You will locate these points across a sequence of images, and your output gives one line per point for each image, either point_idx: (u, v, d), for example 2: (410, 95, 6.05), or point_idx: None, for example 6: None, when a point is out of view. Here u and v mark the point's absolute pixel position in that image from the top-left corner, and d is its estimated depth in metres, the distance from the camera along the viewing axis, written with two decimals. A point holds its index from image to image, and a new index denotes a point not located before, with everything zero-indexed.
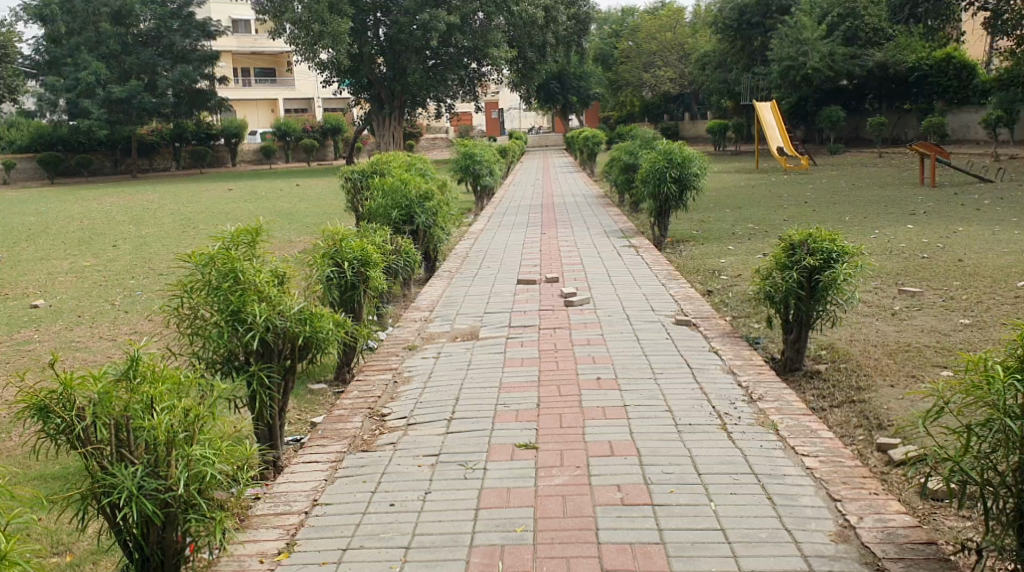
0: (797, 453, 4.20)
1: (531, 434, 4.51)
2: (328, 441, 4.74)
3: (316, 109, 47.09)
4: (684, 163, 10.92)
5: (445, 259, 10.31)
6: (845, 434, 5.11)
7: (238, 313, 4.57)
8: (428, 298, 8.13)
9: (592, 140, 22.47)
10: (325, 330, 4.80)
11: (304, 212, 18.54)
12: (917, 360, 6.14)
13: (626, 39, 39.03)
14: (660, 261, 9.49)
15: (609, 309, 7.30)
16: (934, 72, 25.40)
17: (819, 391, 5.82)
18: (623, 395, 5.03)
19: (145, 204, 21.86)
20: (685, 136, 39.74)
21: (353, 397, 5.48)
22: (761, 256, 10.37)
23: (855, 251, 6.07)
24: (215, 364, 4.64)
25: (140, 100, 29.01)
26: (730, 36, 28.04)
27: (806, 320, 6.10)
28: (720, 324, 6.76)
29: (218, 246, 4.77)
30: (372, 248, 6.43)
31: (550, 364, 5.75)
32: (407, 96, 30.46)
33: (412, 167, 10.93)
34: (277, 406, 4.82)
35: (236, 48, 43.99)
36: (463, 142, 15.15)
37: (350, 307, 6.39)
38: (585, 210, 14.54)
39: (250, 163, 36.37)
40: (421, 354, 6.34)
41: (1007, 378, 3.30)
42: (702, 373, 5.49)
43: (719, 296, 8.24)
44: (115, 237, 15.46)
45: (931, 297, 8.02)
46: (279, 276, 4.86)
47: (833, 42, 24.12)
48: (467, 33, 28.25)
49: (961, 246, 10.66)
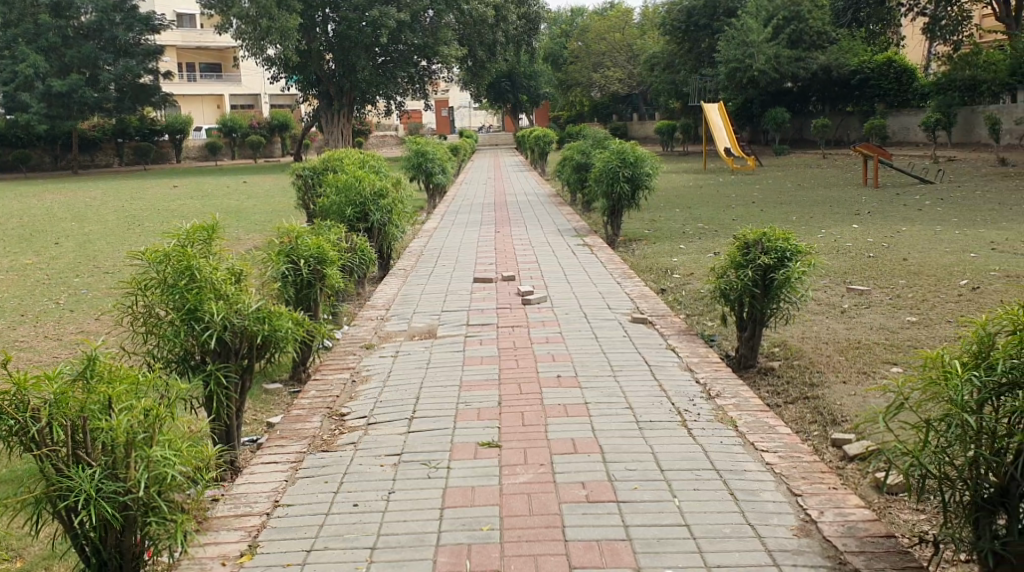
0: (756, 449, 4.25)
1: (493, 433, 4.51)
2: (287, 441, 4.70)
3: (263, 105, 46.66)
4: (637, 162, 11.00)
5: (399, 257, 10.26)
6: (800, 429, 5.18)
7: (195, 311, 4.51)
8: (383, 297, 8.10)
9: (543, 139, 22.54)
10: (284, 328, 4.75)
11: (252, 210, 18.35)
12: (868, 357, 6.24)
13: (575, 39, 39.22)
14: (614, 260, 9.54)
15: (565, 308, 7.32)
16: (876, 75, 25.98)
17: (774, 387, 5.89)
18: (583, 393, 5.06)
19: (88, 201, 21.48)
20: (634, 136, 40.03)
21: (311, 396, 5.44)
22: (712, 254, 10.48)
23: (808, 249, 6.16)
24: (171, 362, 4.57)
25: (81, 94, 28.49)
26: (678, 38, 28.29)
27: (760, 318, 6.18)
28: (675, 323, 6.81)
29: (173, 243, 4.73)
30: (328, 246, 6.38)
31: (510, 362, 5.76)
32: (355, 93, 30.31)
33: (365, 165, 10.88)
34: (235, 406, 4.77)
35: (180, 42, 43.41)
36: (414, 139, 15.11)
37: (305, 306, 6.34)
38: (537, 209, 14.57)
39: (195, 160, 35.92)
40: (378, 353, 6.31)
41: (965, 374, 3.37)
42: (660, 371, 5.53)
43: (673, 294, 8.31)
44: (58, 234, 15.18)
45: (879, 295, 8.16)
46: (236, 274, 4.81)
47: (778, 45, 24.46)
48: (417, 31, 28.18)
49: (905, 245, 10.87)
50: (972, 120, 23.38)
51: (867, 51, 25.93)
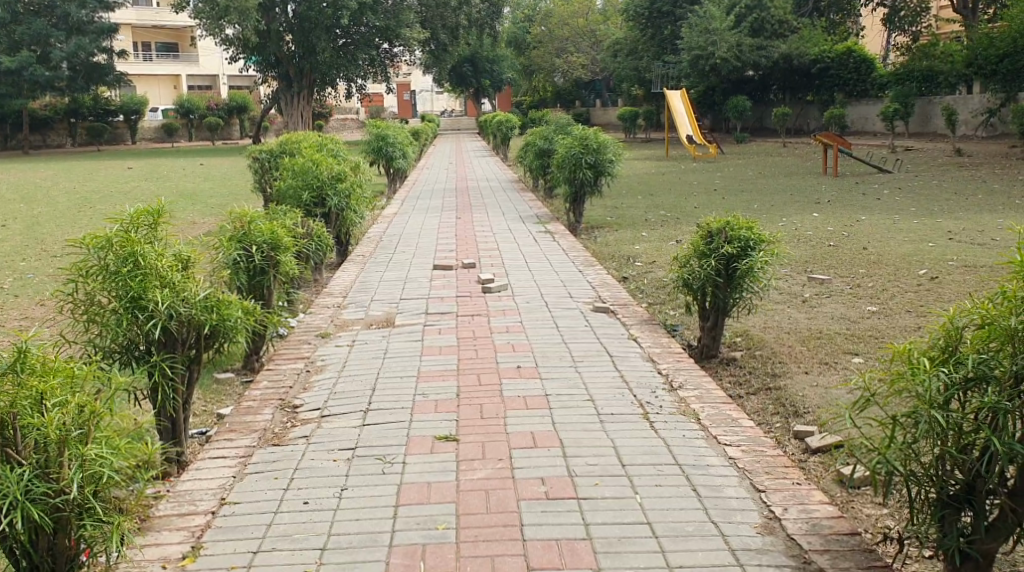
0: (720, 442, 4.15)
1: (451, 426, 4.39)
2: (237, 434, 4.54)
3: (221, 86, 46.04)
4: (599, 149, 10.90)
5: (358, 243, 10.10)
6: (762, 421, 5.09)
7: (139, 299, 4.35)
8: (340, 284, 7.93)
9: (505, 124, 22.42)
10: (233, 318, 4.60)
11: (208, 193, 18.05)
12: (829, 347, 6.17)
13: (538, 24, 39.05)
14: (576, 247, 9.44)
15: (527, 296, 7.21)
16: (836, 65, 25.77)
17: (736, 377, 5.80)
18: (544, 385, 4.95)
19: (39, 182, 21.04)
20: (596, 122, 39.98)
21: (262, 387, 5.26)
22: (674, 242, 10.42)
23: (771, 239, 6.08)
24: (114, 353, 4.41)
25: (31, 72, 27.94)
26: (641, 25, 28.20)
27: (723, 307, 6.09)
28: (637, 312, 6.71)
29: (116, 228, 4.54)
30: (282, 232, 6.20)
31: (470, 352, 5.63)
32: (316, 75, 29.93)
33: (323, 147, 10.68)
34: (182, 398, 4.62)
35: (136, 21, 42.68)
36: (375, 123, 14.91)
37: (258, 295, 6.19)
38: (498, 195, 14.44)
39: (151, 141, 35.36)
40: (334, 342, 6.16)
41: (933, 370, 3.26)
42: (622, 362, 5.43)
43: (636, 282, 8.22)
44: (8, 216, 14.84)
45: (839, 285, 8.12)
46: (183, 260, 4.64)
47: (740, 33, 24.48)
48: (379, 13, 27.89)
49: (866, 234, 10.85)
50: (929, 110, 23.58)
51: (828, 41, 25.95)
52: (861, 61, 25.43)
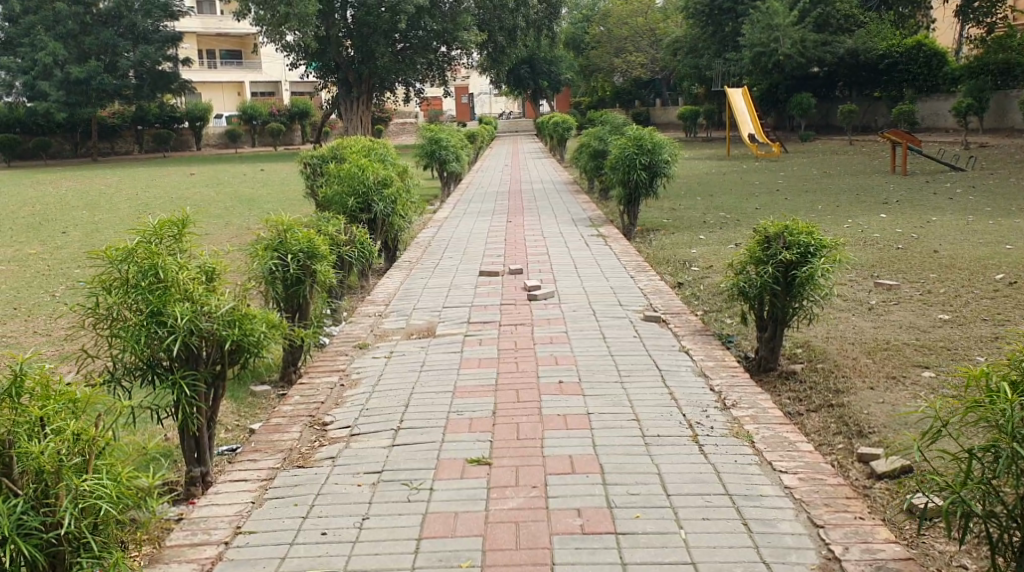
0: (775, 468, 3.82)
1: (484, 447, 4.12)
2: (261, 454, 4.28)
3: (283, 92, 46.38)
4: (655, 149, 10.53)
5: (406, 248, 9.89)
6: (824, 441, 4.77)
7: (158, 313, 4.12)
8: (384, 291, 7.71)
9: (562, 125, 22.14)
10: (257, 333, 4.32)
11: (264, 198, 18.03)
12: (898, 359, 5.82)
13: (597, 24, 38.61)
14: (629, 252, 9.13)
15: (574, 304, 6.91)
16: (905, 59, 25.13)
17: (795, 393, 5.48)
18: (586, 402, 4.66)
19: (103, 189, 21.26)
20: (657, 122, 39.45)
21: (293, 403, 5.01)
22: (733, 245, 10.07)
23: (833, 244, 5.72)
24: (133, 370, 4.18)
25: (100, 81, 28.32)
26: (702, 22, 27.68)
27: (782, 317, 5.75)
28: (691, 322, 6.38)
29: (138, 240, 4.34)
30: (319, 240, 5.97)
31: (510, 366, 5.35)
32: (375, 80, 29.85)
33: (372, 151, 10.50)
34: (205, 417, 4.34)
35: (200, 29, 43.19)
36: (428, 126, 14.71)
37: (295, 305, 5.95)
38: (553, 197, 14.17)
39: (215, 147, 35.66)
40: (371, 354, 5.91)
41: (1012, 399, 2.96)
42: (672, 377, 5.11)
43: (690, 288, 7.91)
44: (66, 223, 14.90)
45: (908, 291, 7.74)
46: (207, 272, 4.41)
47: (804, 29, 23.91)
48: (436, 17, 27.76)
49: (937, 236, 10.38)
50: (1006, 105, 22.79)
51: (896, 34, 25.24)
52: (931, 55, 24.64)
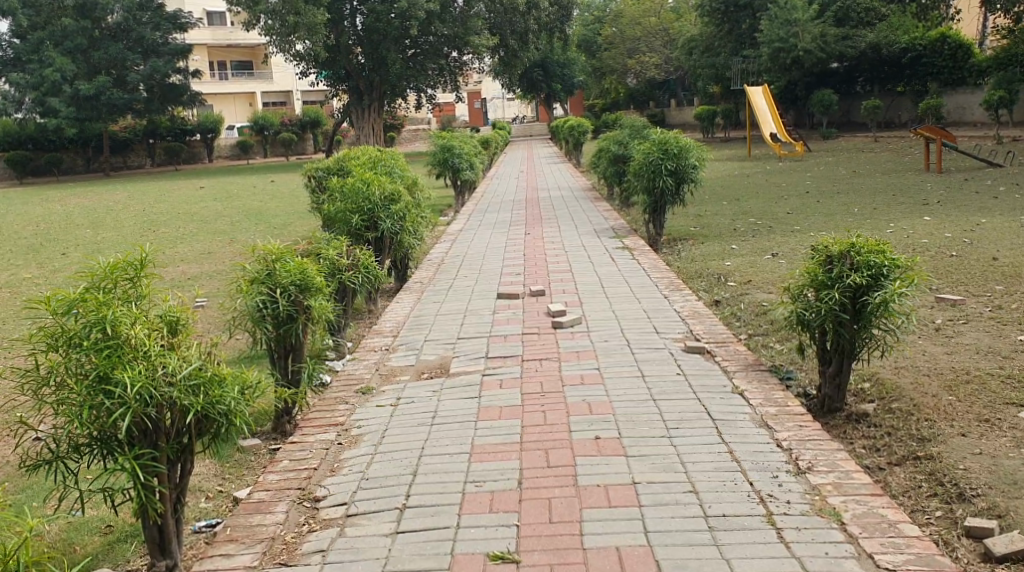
0: (878, 566, 3.20)
1: (511, 537, 3.40)
2: (238, 547, 3.57)
3: (295, 101, 45.64)
4: (681, 154, 9.70)
5: (418, 267, 9.11)
6: (917, 505, 4.01)
7: (105, 379, 3.37)
8: (392, 320, 6.91)
9: (578, 129, 21.36)
10: (227, 399, 3.51)
11: (273, 212, 17.28)
12: (985, 394, 5.01)
13: (609, 24, 37.69)
14: (660, 267, 8.33)
15: (604, 332, 6.12)
16: (929, 53, 24.16)
17: (870, 440, 4.68)
18: (630, 466, 3.88)
19: (110, 205, 20.53)
20: (673, 123, 38.50)
21: (281, 469, 4.22)
22: (771, 256, 9.25)
23: (907, 264, 4.91)
24: (79, 447, 3.41)
25: (109, 96, 27.53)
26: (718, 19, 26.79)
27: (849, 350, 4.93)
28: (741, 354, 5.58)
29: (82, 287, 3.60)
30: (314, 270, 5.14)
31: (536, 415, 4.55)
32: (386, 87, 29.03)
33: (378, 162, 9.67)
34: (169, 499, 3.57)
35: (210, 40, 42.68)
36: (440, 133, 13.94)
37: (286, 347, 5.12)
38: (572, 205, 13.42)
39: (227, 159, 34.92)
40: (375, 402, 5.10)
41: None
42: (729, 429, 4.31)
43: (730, 307, 7.10)
44: (67, 243, 14.18)
45: (975, 306, 6.92)
46: (170, 322, 3.65)
47: (823, 24, 23.13)
48: (446, 21, 27.01)
49: (989, 241, 9.52)
50: None
51: (918, 27, 24.32)
52: (957, 47, 23.60)
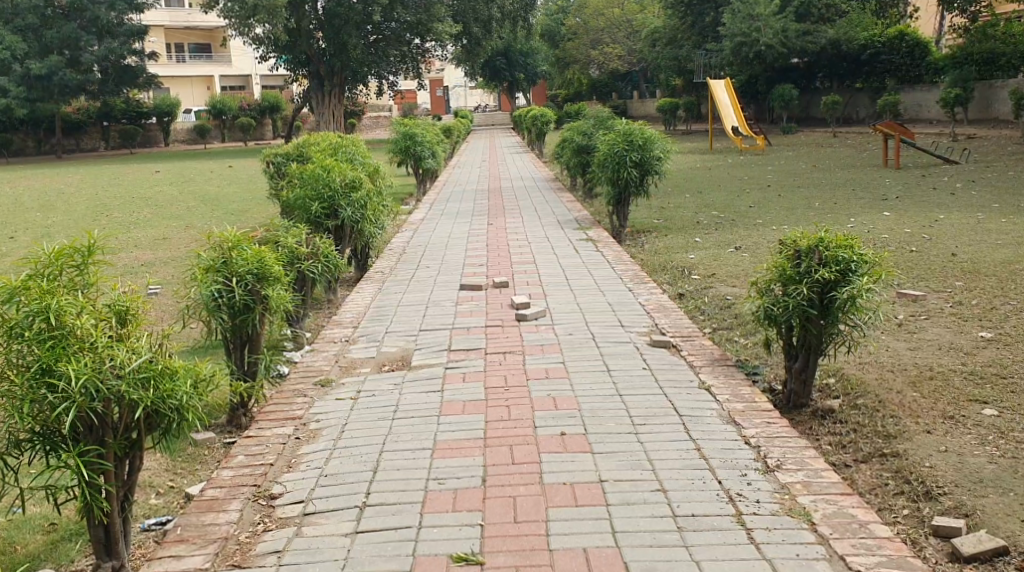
0: (850, 567, 3.15)
1: (473, 538, 3.31)
2: (190, 547, 3.44)
3: (255, 86, 45.10)
4: (646, 145, 9.64)
5: (380, 256, 8.96)
6: (885, 505, 3.95)
7: (48, 371, 3.21)
8: (353, 310, 6.78)
9: (540, 119, 21.26)
10: (178, 394, 3.38)
11: (230, 197, 17.01)
12: (950, 391, 4.98)
13: (572, 14, 37.60)
14: (624, 259, 8.25)
15: (570, 326, 6.03)
16: (888, 50, 24.43)
17: (836, 437, 4.63)
18: (598, 462, 3.80)
19: (63, 188, 20.08)
20: (634, 115, 38.51)
21: (236, 465, 4.08)
22: (735, 248, 9.22)
23: (876, 260, 4.86)
24: (20, 442, 3.26)
25: (62, 77, 26.99)
26: (681, 12, 26.76)
27: (816, 346, 4.87)
28: (707, 348, 5.51)
29: (25, 274, 3.44)
30: (272, 259, 4.98)
31: (501, 410, 4.44)
32: (347, 73, 28.70)
33: (339, 148, 9.50)
34: (116, 498, 3.43)
35: (168, 22, 42.03)
36: (402, 121, 13.75)
37: (242, 337, 4.95)
38: (535, 196, 13.33)
39: (184, 143, 34.43)
40: (334, 395, 4.97)
41: None
42: (696, 425, 4.24)
43: (694, 301, 7.04)
44: (17, 227, 13.85)
45: (937, 302, 6.92)
46: (119, 311, 3.50)
47: (786, 19, 23.21)
48: (409, 8, 26.70)
49: (950, 237, 9.57)
50: (991, 96, 21.17)
51: (878, 24, 24.50)
52: (914, 45, 23.99)
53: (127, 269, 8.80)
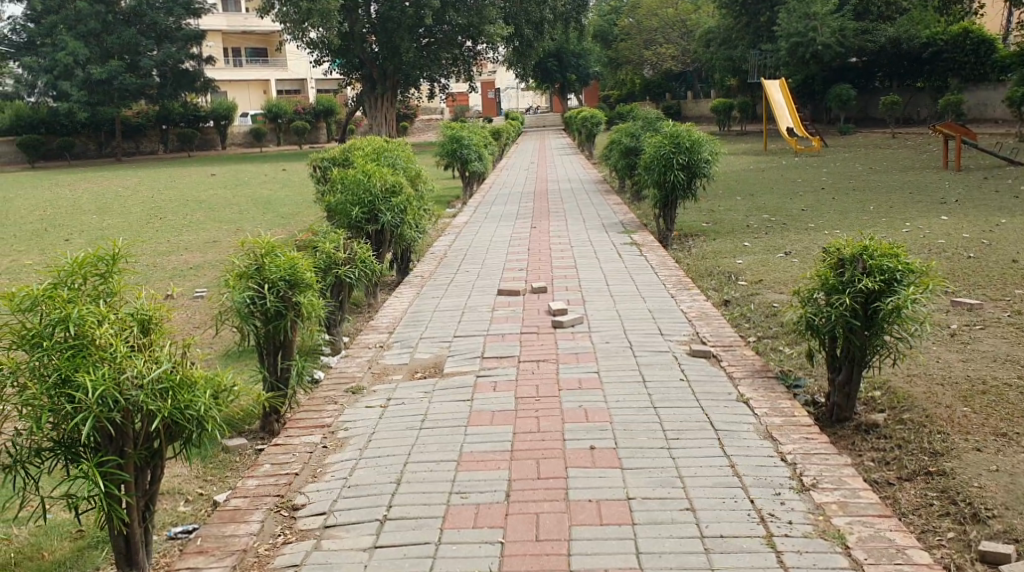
0: None
1: (495, 556, 3.22)
2: (210, 559, 3.40)
3: (310, 90, 45.47)
4: (693, 147, 9.44)
5: (421, 260, 8.91)
6: (930, 526, 3.79)
7: (66, 381, 3.18)
8: (390, 315, 6.73)
9: (590, 120, 21.11)
10: (198, 403, 3.33)
11: (281, 200, 17.10)
12: (1002, 407, 4.77)
13: (626, 15, 37.33)
14: (667, 264, 8.10)
15: (607, 333, 5.91)
16: (950, 47, 23.59)
17: (879, 453, 4.47)
18: (628, 478, 3.68)
19: (120, 191, 20.36)
20: (688, 116, 38.14)
21: (260, 473, 4.02)
22: (784, 253, 9.02)
23: (924, 270, 4.66)
24: (41, 451, 3.23)
25: (121, 81, 27.43)
26: (736, 12, 26.43)
27: (859, 358, 4.69)
28: (748, 358, 5.35)
29: (47, 283, 3.41)
30: (305, 266, 4.90)
31: (530, 421, 4.33)
32: (400, 76, 28.75)
33: (383, 152, 9.46)
34: (137, 508, 3.40)
35: (225, 26, 42.53)
36: (449, 124, 13.67)
37: (274, 344, 4.88)
38: (583, 198, 13.21)
39: (240, 146, 34.80)
40: (363, 402, 4.90)
41: None
42: (731, 440, 4.09)
43: (738, 308, 6.87)
44: (72, 229, 14.02)
45: (993, 311, 6.68)
46: (142, 320, 3.46)
47: (843, 18, 22.79)
48: (461, 11, 26.61)
49: (1011, 242, 9.27)
50: None
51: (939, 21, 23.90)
52: (979, 42, 23.02)
53: (171, 273, 8.85)
